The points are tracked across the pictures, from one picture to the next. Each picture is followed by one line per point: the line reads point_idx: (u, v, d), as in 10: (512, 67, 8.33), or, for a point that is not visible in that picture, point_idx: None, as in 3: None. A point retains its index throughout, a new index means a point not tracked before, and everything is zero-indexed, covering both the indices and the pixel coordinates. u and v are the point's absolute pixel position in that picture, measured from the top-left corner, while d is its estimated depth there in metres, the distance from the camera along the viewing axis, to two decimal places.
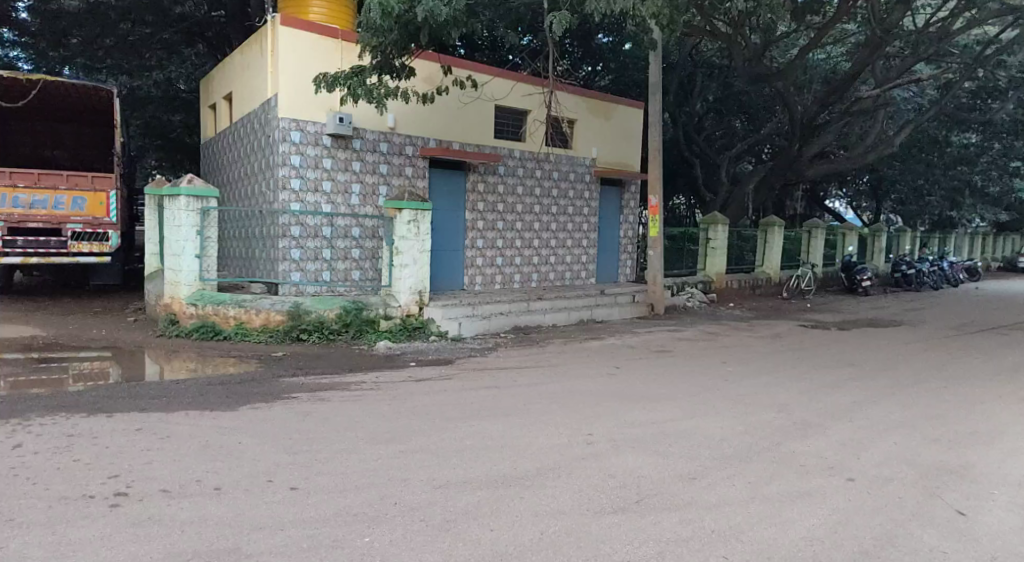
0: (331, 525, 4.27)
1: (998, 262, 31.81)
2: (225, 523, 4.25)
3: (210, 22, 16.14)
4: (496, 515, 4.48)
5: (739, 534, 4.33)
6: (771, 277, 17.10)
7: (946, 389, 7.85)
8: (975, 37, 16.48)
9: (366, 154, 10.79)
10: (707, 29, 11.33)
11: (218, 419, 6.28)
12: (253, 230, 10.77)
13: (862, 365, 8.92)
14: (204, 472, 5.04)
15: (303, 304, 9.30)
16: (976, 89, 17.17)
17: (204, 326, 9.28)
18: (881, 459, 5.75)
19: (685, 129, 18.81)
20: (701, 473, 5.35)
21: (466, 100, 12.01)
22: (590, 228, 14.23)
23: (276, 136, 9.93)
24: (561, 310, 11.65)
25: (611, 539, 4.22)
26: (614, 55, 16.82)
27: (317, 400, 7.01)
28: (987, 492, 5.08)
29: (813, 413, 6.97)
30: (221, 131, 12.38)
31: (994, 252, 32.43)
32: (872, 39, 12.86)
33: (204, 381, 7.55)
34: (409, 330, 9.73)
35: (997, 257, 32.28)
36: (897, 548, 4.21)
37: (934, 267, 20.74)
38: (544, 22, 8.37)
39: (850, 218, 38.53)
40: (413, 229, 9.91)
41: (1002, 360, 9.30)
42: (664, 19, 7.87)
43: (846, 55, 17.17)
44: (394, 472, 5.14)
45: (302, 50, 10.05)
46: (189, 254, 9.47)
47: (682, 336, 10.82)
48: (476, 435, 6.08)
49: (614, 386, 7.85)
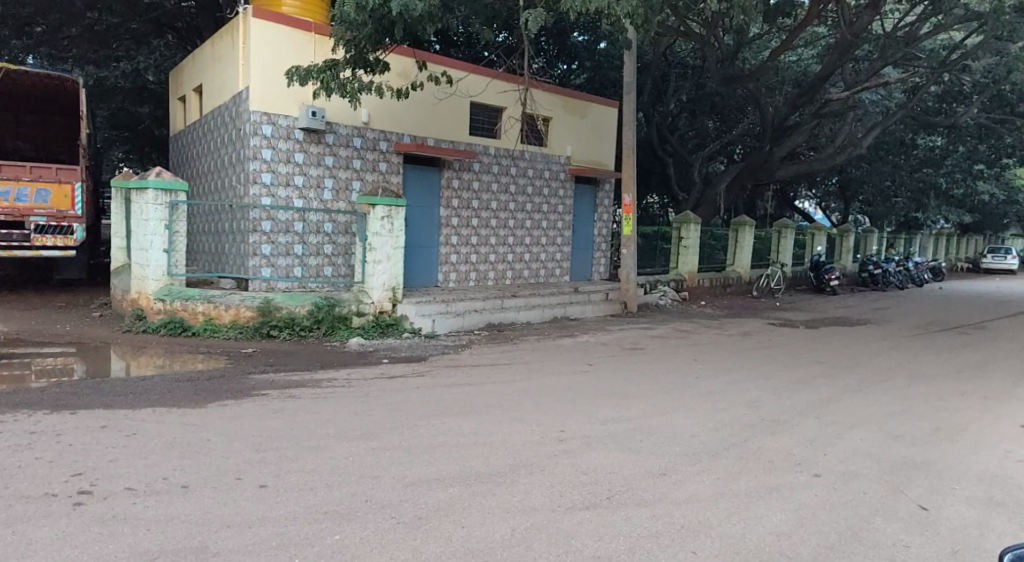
0: (301, 522, 4.23)
1: (961, 263, 32.67)
2: (192, 521, 4.18)
3: (180, 12, 15.89)
4: (468, 512, 4.47)
5: (708, 529, 4.37)
6: (741, 276, 17.32)
7: (910, 386, 8.02)
8: (942, 42, 16.82)
9: (339, 149, 10.70)
10: (681, 29, 11.41)
11: (185, 417, 6.18)
12: (223, 224, 10.61)
13: (829, 363, 9.07)
14: (171, 469, 4.96)
15: (274, 300, 9.20)
16: (941, 94, 17.51)
17: (172, 322, 9.13)
18: (847, 455, 5.84)
19: (658, 128, 18.96)
20: (671, 469, 5.40)
21: (441, 96, 11.96)
22: (564, 225, 14.27)
23: (247, 129, 9.79)
24: (535, 308, 11.66)
25: (582, 535, 4.23)
26: (589, 53, 16.88)
27: (288, 397, 6.94)
28: (949, 487, 5.19)
29: (781, 410, 7.08)
30: (190, 124, 12.19)
31: (957, 253, 33.33)
32: (841, 42, 13.08)
33: (171, 377, 7.42)
34: (381, 327, 9.66)
35: (960, 259, 33.15)
36: (862, 542, 4.28)
37: (900, 267, 21.16)
38: (520, 19, 8.34)
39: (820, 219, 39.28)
40: (387, 226, 9.87)
41: (962, 359, 9.54)
42: (638, 19, 7.92)
43: (817, 57, 17.42)
44: (364, 471, 5.09)
45: (275, 43, 9.93)
46: (156, 248, 9.32)
47: (655, 333, 10.91)
48: (448, 433, 6.06)
49: (586, 383, 7.89)
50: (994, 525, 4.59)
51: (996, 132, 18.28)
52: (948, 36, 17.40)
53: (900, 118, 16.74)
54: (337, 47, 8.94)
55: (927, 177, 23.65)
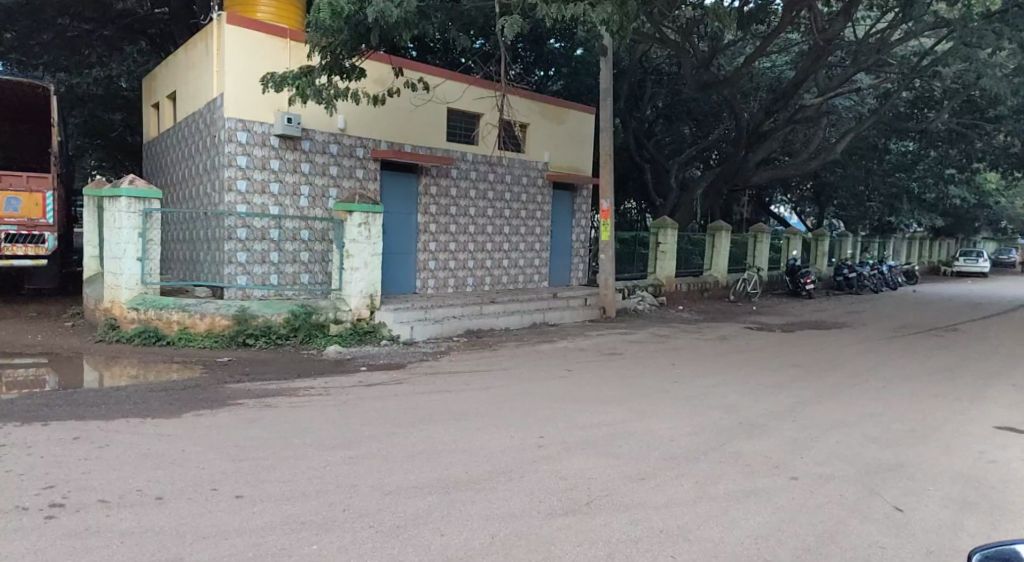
0: (277, 533, 4.17)
1: (934, 266, 33.20)
2: (167, 534, 4.11)
3: (154, 19, 15.76)
4: (447, 520, 4.44)
5: (687, 534, 4.37)
6: (719, 281, 17.38)
7: (884, 388, 8.11)
8: (912, 48, 17.07)
9: (315, 155, 10.63)
10: (657, 36, 11.49)
11: (159, 427, 6.10)
12: (198, 232, 10.52)
13: (805, 366, 9.15)
14: (145, 481, 4.88)
15: (250, 308, 9.15)
16: (913, 99, 17.75)
17: (146, 331, 9.04)
18: (823, 457, 5.88)
19: (636, 134, 19.07)
20: (650, 473, 5.40)
21: (418, 102, 11.95)
22: (542, 231, 14.29)
23: (222, 136, 9.72)
24: (513, 314, 11.65)
25: (561, 541, 4.22)
26: (566, 60, 16.95)
27: (264, 406, 6.88)
28: (923, 489, 5.24)
29: (758, 413, 7.11)
30: (164, 131, 12.09)
31: (930, 256, 33.89)
32: (814, 48, 13.26)
33: (145, 387, 7.33)
34: (359, 334, 9.63)
35: (933, 262, 33.72)
36: (839, 544, 4.29)
37: (875, 271, 21.40)
38: (495, 25, 8.34)
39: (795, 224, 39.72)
40: (365, 232, 9.83)
41: (934, 361, 9.67)
42: (614, 26, 7.92)
43: (791, 63, 17.62)
44: (342, 480, 5.04)
45: (249, 49, 9.87)
46: (130, 257, 9.23)
47: (634, 338, 10.94)
48: (426, 440, 6.03)
49: (564, 389, 7.89)
50: (969, 525, 4.62)
51: (967, 137, 18.58)
52: (919, 42, 17.67)
53: (873, 123, 16.97)
54: (313, 53, 8.90)
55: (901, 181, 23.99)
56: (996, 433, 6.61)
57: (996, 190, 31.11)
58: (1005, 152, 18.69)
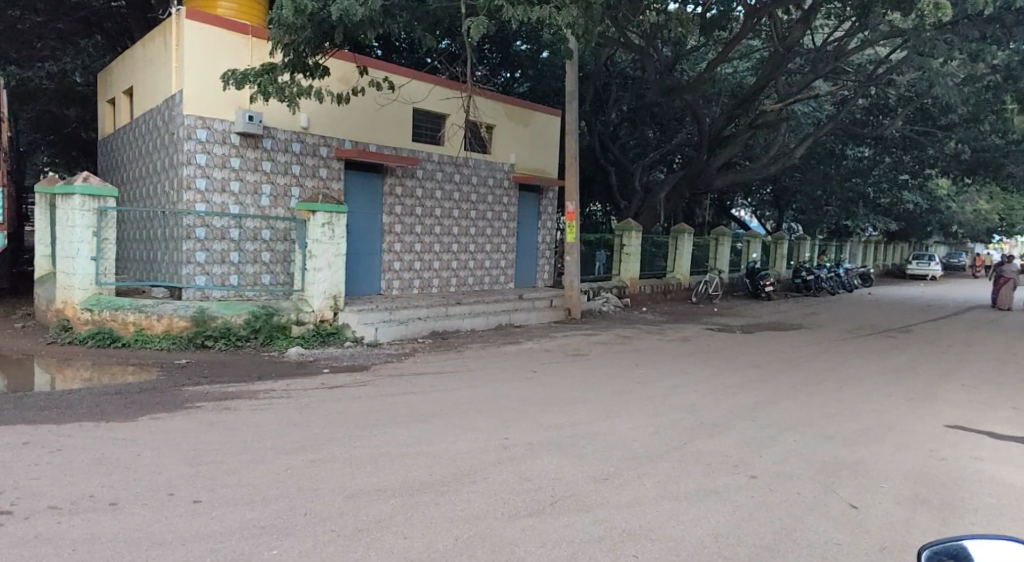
0: (236, 538, 4.09)
1: (885, 269, 34.31)
2: (120, 540, 4.00)
3: (110, 12, 15.38)
4: (410, 523, 4.41)
5: (649, 533, 4.41)
6: (682, 282, 17.67)
7: (840, 388, 8.30)
8: (869, 57, 17.50)
9: (277, 154, 10.48)
10: (622, 40, 11.60)
11: (114, 431, 5.93)
12: (155, 231, 10.28)
13: (764, 367, 9.33)
14: (98, 487, 4.75)
15: (209, 309, 8.99)
16: (868, 106, 18.25)
17: (101, 333, 8.82)
18: (781, 456, 5.99)
19: (601, 137, 19.23)
20: (613, 473, 5.44)
21: (383, 102, 11.86)
22: (508, 232, 14.32)
23: (180, 133, 9.53)
24: (479, 315, 11.66)
25: (524, 542, 4.22)
26: (532, 62, 17.01)
27: (223, 409, 6.75)
28: (877, 486, 5.37)
29: (719, 413, 7.22)
30: (120, 128, 11.80)
31: (882, 259, 35.00)
32: (775, 55, 13.51)
33: (99, 390, 7.13)
34: (322, 336, 9.51)
35: (884, 264, 34.81)
36: (796, 541, 4.37)
37: (832, 274, 21.93)
38: (462, 26, 8.32)
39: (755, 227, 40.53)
40: (328, 232, 9.75)
41: (887, 360, 9.96)
42: (579, 29, 7.98)
43: (753, 69, 17.94)
44: (301, 484, 4.97)
45: (210, 45, 9.70)
46: (84, 256, 9.00)
47: (598, 339, 11.03)
48: (391, 442, 5.98)
49: (529, 390, 7.90)
50: (919, 521, 4.75)
51: (920, 144, 19.10)
52: (874, 51, 18.14)
53: (831, 129, 17.35)
54: (276, 50, 8.78)
55: (857, 187, 24.59)
56: (946, 431, 6.83)
57: (948, 196, 32.12)
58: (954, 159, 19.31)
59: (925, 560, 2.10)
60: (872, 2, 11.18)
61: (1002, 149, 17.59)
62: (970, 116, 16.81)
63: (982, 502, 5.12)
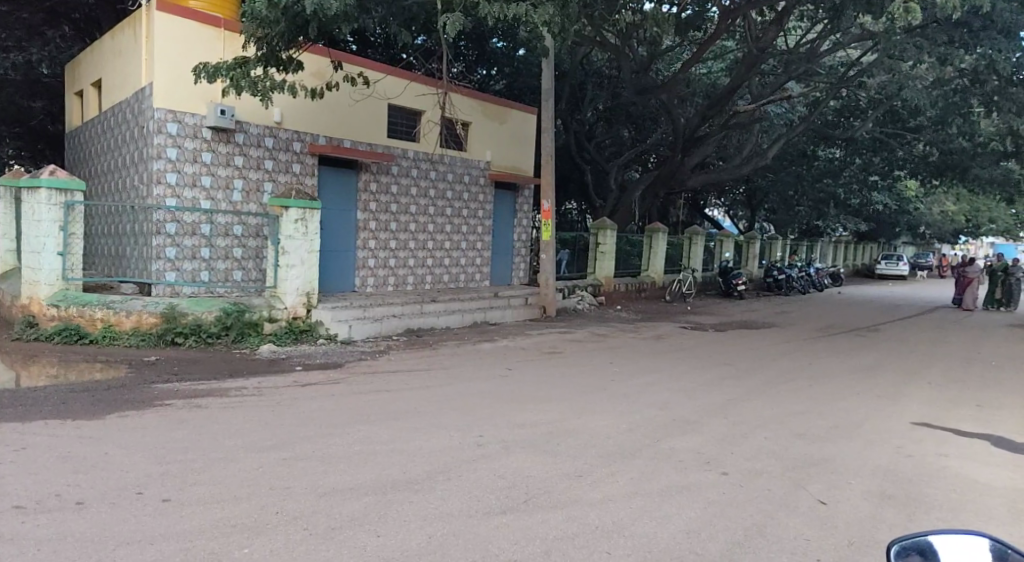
0: (206, 537, 4.04)
1: (852, 269, 34.94)
2: (87, 540, 3.94)
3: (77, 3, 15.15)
4: (383, 521, 4.39)
5: (622, 529, 4.43)
6: (655, 281, 17.80)
7: (810, 387, 8.40)
8: (840, 59, 17.74)
9: (249, 148, 10.36)
10: (597, 39, 11.62)
11: (81, 429, 5.82)
12: (124, 226, 10.12)
13: (736, 365, 9.42)
14: (65, 485, 4.67)
15: (179, 306, 8.87)
16: (839, 108, 18.54)
17: (67, 329, 8.67)
18: (752, 453, 6.06)
19: (576, 135, 19.29)
20: (587, 471, 5.46)
21: (357, 98, 11.79)
22: (484, 230, 14.32)
23: (150, 127, 9.39)
24: (454, 313, 11.63)
25: (498, 539, 4.22)
26: (508, 59, 16.99)
27: (193, 407, 6.66)
28: (846, 482, 5.45)
29: (691, 411, 7.28)
30: (88, 121, 11.59)
31: (850, 259, 35.66)
32: (749, 55, 13.65)
33: (65, 388, 7.00)
34: (295, 333, 9.43)
35: (852, 264, 35.47)
36: (766, 538, 4.41)
37: (803, 273, 22.22)
38: (437, 23, 8.28)
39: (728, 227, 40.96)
40: (301, 229, 9.68)
41: (856, 359, 10.12)
42: (554, 28, 7.95)
43: (726, 70, 18.10)
44: (273, 482, 4.92)
45: (182, 38, 9.57)
46: (50, 251, 8.85)
47: (572, 337, 11.06)
48: (363, 441, 5.94)
49: (503, 388, 7.89)
50: (885, 516, 4.83)
51: (889, 145, 19.42)
52: (846, 54, 18.40)
53: (803, 130, 17.57)
54: (248, 44, 8.69)
55: (828, 187, 24.95)
56: (913, 429, 6.95)
57: (916, 197, 32.67)
58: (922, 161, 19.66)
59: (894, 556, 2.06)
60: (844, 4, 11.30)
61: (968, 152, 17.88)
62: (939, 118, 17.13)
63: (947, 497, 5.21)
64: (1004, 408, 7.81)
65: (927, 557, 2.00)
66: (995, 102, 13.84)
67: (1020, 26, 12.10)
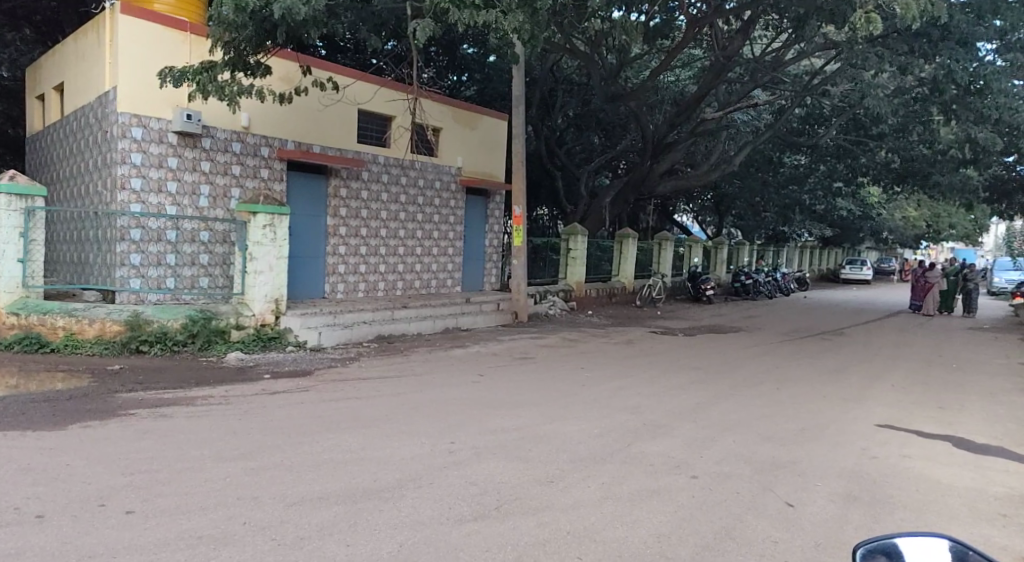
0: (171, 549, 3.97)
1: (817, 273, 35.78)
2: (47, 554, 3.84)
3: (39, 5, 15.23)
4: (354, 530, 4.36)
5: (593, 534, 4.45)
6: (626, 286, 17.99)
7: (777, 389, 8.54)
8: (804, 67, 18.10)
9: (216, 154, 10.23)
10: (567, 46, 11.76)
11: (42, 440, 5.70)
12: (87, 231, 9.95)
13: (706, 369, 9.54)
14: (24, 498, 4.55)
15: (144, 313, 8.72)
16: (804, 116, 18.91)
17: (27, 337, 8.45)
18: (721, 456, 6.13)
19: (547, 142, 19.42)
20: (559, 476, 5.49)
21: (326, 102, 11.73)
22: (455, 236, 14.32)
23: (114, 132, 9.24)
24: (425, 319, 11.64)
25: (469, 547, 4.21)
26: (478, 65, 17.11)
27: (159, 416, 6.54)
28: (814, 485, 5.53)
29: (661, 414, 7.36)
30: (50, 125, 11.39)
31: (816, 263, 36.53)
32: (715, 64, 13.94)
33: (25, 396, 6.86)
34: (262, 340, 9.33)
35: (817, 269, 36.33)
36: (736, 540, 4.46)
37: (769, 278, 22.60)
38: (407, 28, 8.30)
39: (698, 232, 41.47)
40: (269, 234, 9.62)
41: (822, 362, 10.32)
42: (525, 35, 7.96)
43: (694, 78, 18.39)
44: (242, 492, 4.86)
45: (147, 41, 9.44)
46: (9, 259, 8.71)
47: (544, 342, 11.11)
48: (333, 449, 5.89)
49: (474, 393, 7.91)
50: (851, 517, 4.91)
51: (852, 152, 19.84)
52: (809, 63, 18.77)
53: (768, 137, 17.89)
54: (215, 49, 8.59)
55: (794, 193, 25.42)
56: (878, 430, 7.09)
57: (878, 203, 33.30)
58: (885, 168, 20.12)
59: (861, 558, 2.09)
60: (807, 15, 11.54)
61: (928, 158, 18.25)
62: (899, 126, 17.57)
63: (910, 498, 5.32)
64: (965, 409, 7.99)
65: (893, 559, 2.03)
66: (954, 111, 14.21)
67: (977, 37, 12.47)
